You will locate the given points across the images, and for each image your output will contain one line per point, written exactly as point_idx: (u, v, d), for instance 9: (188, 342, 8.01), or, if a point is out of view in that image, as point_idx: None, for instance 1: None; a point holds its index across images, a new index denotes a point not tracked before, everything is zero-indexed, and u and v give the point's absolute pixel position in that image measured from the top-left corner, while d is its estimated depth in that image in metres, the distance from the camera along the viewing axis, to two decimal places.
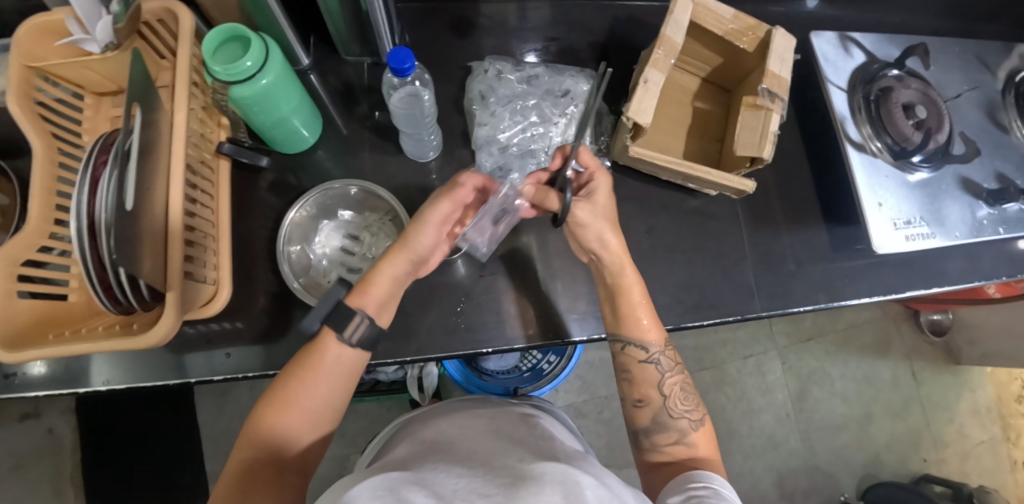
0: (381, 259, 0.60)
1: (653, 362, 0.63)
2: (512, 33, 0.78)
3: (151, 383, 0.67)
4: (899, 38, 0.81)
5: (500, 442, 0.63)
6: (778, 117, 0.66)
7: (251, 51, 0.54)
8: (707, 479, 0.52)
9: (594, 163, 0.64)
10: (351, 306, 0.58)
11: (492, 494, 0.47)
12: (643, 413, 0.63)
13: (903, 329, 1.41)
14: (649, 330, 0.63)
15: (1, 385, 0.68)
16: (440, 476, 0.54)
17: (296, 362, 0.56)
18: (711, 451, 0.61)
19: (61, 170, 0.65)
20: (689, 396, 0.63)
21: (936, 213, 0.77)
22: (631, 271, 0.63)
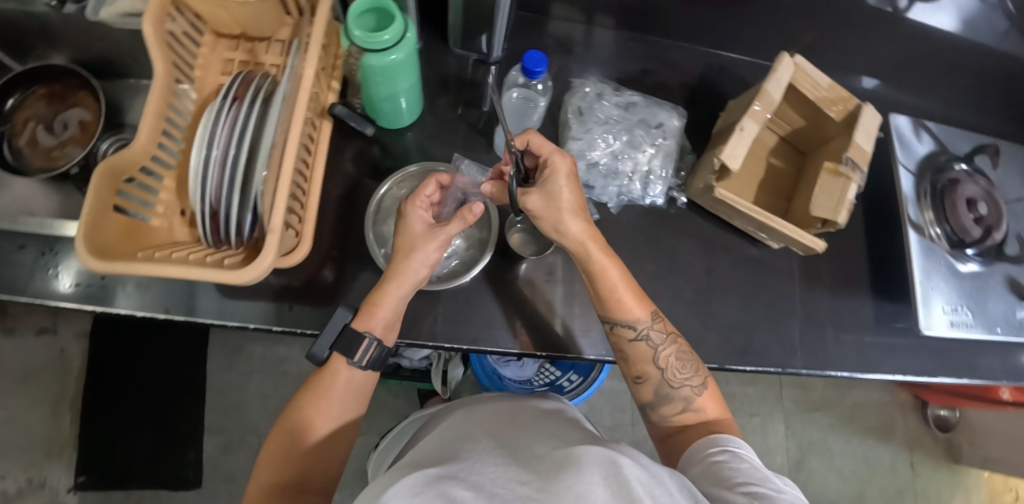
0: (382, 282, 0.61)
1: (643, 339, 0.60)
2: (610, 59, 0.82)
3: (174, 318, 0.70)
4: (970, 136, 0.85)
5: (527, 431, 0.59)
6: (856, 186, 0.69)
7: (392, 26, 0.57)
8: (725, 443, 0.52)
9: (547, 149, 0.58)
10: (358, 330, 0.59)
11: (529, 481, 0.45)
12: (645, 389, 0.61)
13: (907, 417, 1.42)
14: (630, 307, 0.60)
15: (35, 287, 0.71)
16: (479, 464, 0.50)
17: (309, 387, 0.59)
18: (720, 409, 0.59)
19: (173, 98, 0.67)
20: (687, 362, 0.60)
21: (982, 306, 0.79)
22: (597, 246, 0.59)
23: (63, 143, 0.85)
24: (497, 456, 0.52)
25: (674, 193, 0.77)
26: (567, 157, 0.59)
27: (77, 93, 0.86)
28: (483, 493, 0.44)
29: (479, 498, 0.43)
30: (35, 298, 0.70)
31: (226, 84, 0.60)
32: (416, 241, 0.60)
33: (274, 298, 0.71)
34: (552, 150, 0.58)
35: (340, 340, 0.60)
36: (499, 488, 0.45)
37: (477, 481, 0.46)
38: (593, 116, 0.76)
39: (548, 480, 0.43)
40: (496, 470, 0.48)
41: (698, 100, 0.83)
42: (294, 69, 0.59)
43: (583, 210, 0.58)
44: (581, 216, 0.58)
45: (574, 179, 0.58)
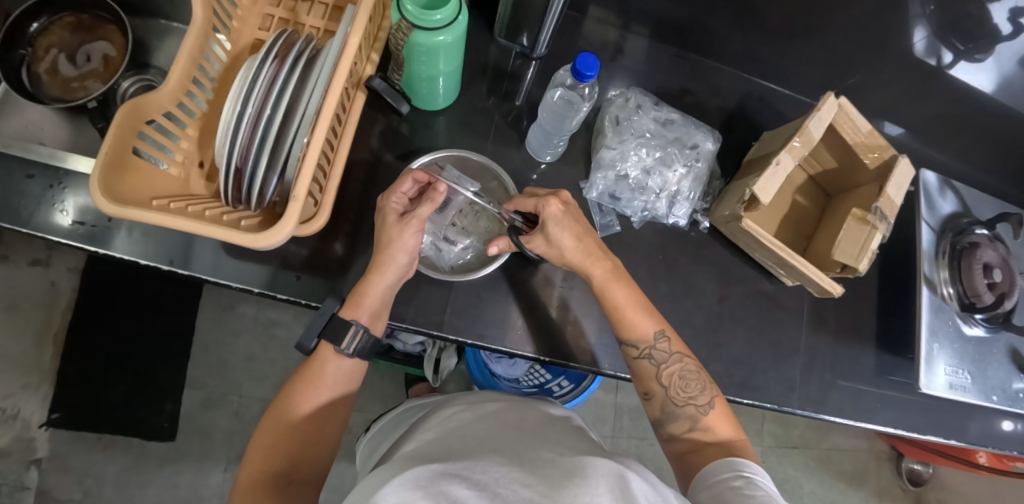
0: (369, 270, 0.60)
1: (647, 357, 0.60)
2: (652, 74, 0.82)
3: (179, 271, 0.68)
4: (993, 202, 0.85)
5: (534, 436, 0.59)
6: (881, 236, 0.69)
7: (446, 7, 0.56)
8: (743, 467, 0.51)
9: (534, 201, 0.61)
10: (344, 319, 0.58)
11: (534, 486, 0.46)
12: (653, 405, 0.61)
13: (881, 467, 1.44)
14: (635, 325, 0.61)
15: (36, 218, 0.69)
16: (482, 464, 0.51)
17: (296, 378, 0.58)
18: (732, 429, 0.58)
19: (208, 47, 0.66)
20: (692, 381, 0.60)
21: (983, 373, 0.79)
22: (603, 270, 0.61)
23: (84, 76, 0.83)
24: (498, 458, 0.53)
25: (697, 217, 0.77)
26: (553, 199, 0.61)
27: (106, 27, 0.84)
28: (485, 493, 0.45)
29: (481, 499, 0.44)
30: (37, 231, 0.68)
31: (269, 43, 0.57)
32: (398, 235, 0.59)
33: (282, 266, 0.70)
34: (538, 199, 0.61)
35: (326, 328, 0.59)
36: (502, 489, 0.46)
37: (480, 480, 0.47)
38: (630, 127, 0.75)
39: (555, 485, 0.45)
40: (499, 471, 0.49)
41: (734, 126, 0.82)
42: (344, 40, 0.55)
43: (580, 239, 0.61)
44: (580, 243, 0.61)
45: (564, 217, 0.60)
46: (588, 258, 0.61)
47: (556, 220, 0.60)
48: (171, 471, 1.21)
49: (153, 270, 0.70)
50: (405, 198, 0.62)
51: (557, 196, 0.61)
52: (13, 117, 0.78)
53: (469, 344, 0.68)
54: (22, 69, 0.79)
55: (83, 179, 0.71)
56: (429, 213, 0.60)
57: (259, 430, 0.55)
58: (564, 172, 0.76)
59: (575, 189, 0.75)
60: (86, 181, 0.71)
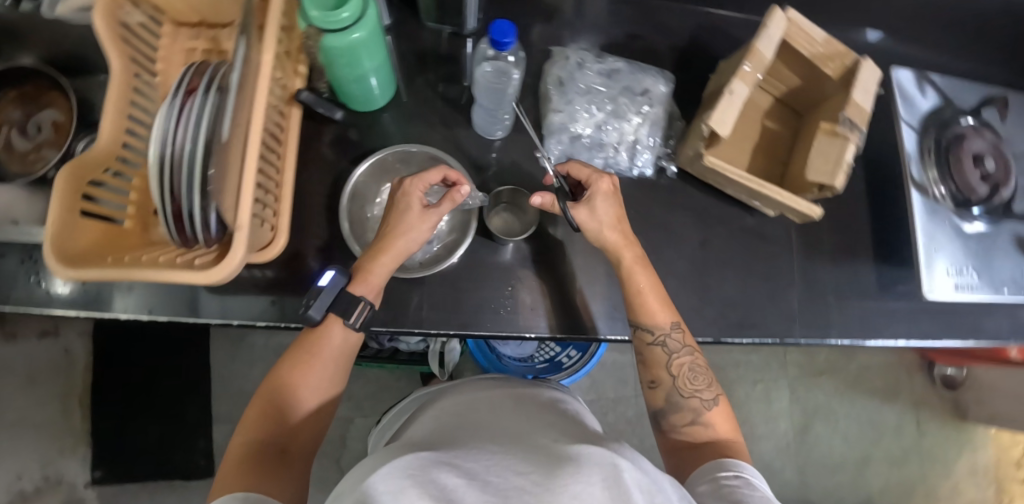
0: (382, 247, 0.60)
1: (659, 344, 0.60)
2: (594, 26, 0.77)
3: (170, 318, 0.69)
4: (980, 86, 0.80)
5: (531, 420, 0.60)
6: (855, 147, 0.65)
7: (350, 3, 0.54)
8: (739, 469, 0.51)
9: (588, 172, 0.64)
10: (354, 294, 0.59)
11: (527, 472, 0.46)
12: (657, 394, 0.61)
13: (914, 378, 1.41)
14: (654, 311, 0.61)
15: (28, 295, 0.70)
16: (473, 454, 0.51)
17: (296, 347, 0.58)
18: (731, 429, 0.59)
19: (134, 94, 0.65)
20: (700, 375, 0.60)
21: (987, 268, 0.76)
22: (633, 254, 0.62)
23: (38, 146, 0.83)
24: (492, 447, 0.53)
25: (664, 163, 0.74)
26: (605, 177, 0.63)
27: (51, 93, 0.84)
28: (475, 481, 0.45)
29: (471, 488, 0.43)
30: (19, 306, 0.69)
31: (177, 78, 0.55)
32: (417, 219, 0.62)
33: (256, 294, 0.69)
34: (593, 172, 0.63)
35: (337, 301, 0.59)
36: (494, 477, 0.46)
37: (471, 468, 0.47)
38: (575, 86, 0.73)
39: (547, 473, 0.44)
40: (492, 460, 0.49)
41: (689, 63, 0.78)
42: (241, 52, 0.51)
43: (618, 222, 0.63)
44: (619, 222, 0.63)
45: (611, 195, 0.63)
46: (612, 241, 0.62)
47: (607, 198, 0.62)
48: None
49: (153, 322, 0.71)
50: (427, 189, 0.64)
51: (610, 176, 0.64)
52: None
53: (453, 334, 0.67)
54: None
55: None
56: (446, 212, 0.63)
57: (258, 395, 0.55)
58: (519, 145, 0.73)
59: (531, 160, 0.73)
60: None
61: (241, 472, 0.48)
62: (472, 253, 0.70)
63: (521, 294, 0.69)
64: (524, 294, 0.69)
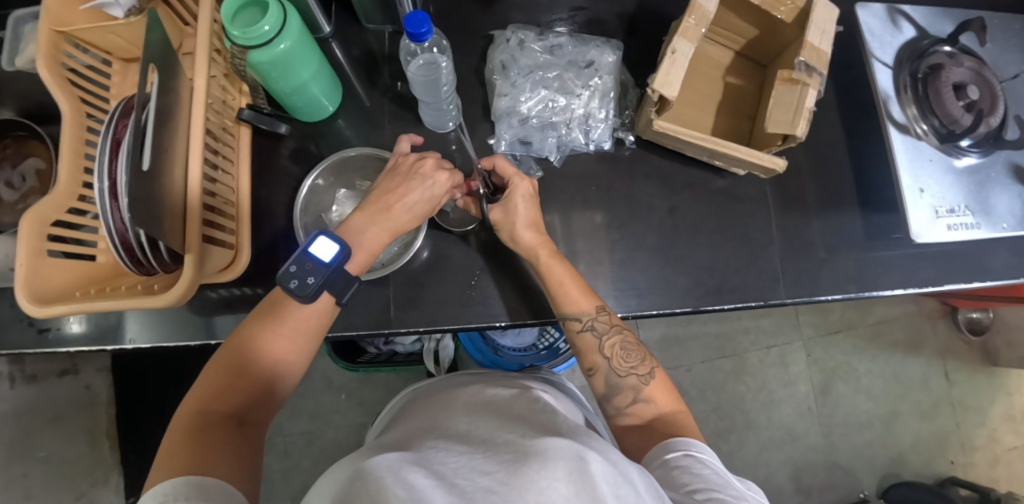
0: (385, 224, 0.61)
1: (589, 330, 0.61)
2: (537, 4, 0.76)
3: (176, 343, 0.70)
4: (954, 12, 0.75)
5: (508, 421, 0.55)
6: (816, 91, 0.62)
7: (269, 16, 0.54)
8: (689, 447, 0.51)
9: (510, 172, 0.64)
10: (349, 274, 0.59)
11: (493, 472, 0.41)
12: (597, 381, 0.61)
13: (938, 326, 1.35)
14: (576, 299, 0.62)
15: (35, 340, 0.72)
16: (442, 455, 0.46)
17: (269, 312, 0.56)
18: (671, 401, 0.58)
19: (89, 133, 0.66)
20: (632, 352, 0.60)
21: (982, 202, 0.71)
22: (547, 251, 0.63)
23: (25, 195, 0.85)
24: (459, 448, 0.48)
25: (620, 134, 0.72)
26: (525, 180, 0.64)
27: (29, 143, 0.86)
28: (444, 483, 0.40)
29: (440, 489, 0.38)
30: (15, 349, 0.72)
31: (108, 114, 0.56)
32: (425, 197, 0.63)
33: (230, 312, 0.70)
34: (514, 174, 0.64)
35: (335, 277, 0.57)
36: (461, 479, 0.40)
37: (439, 470, 0.42)
38: (519, 68, 0.72)
39: (511, 470, 0.40)
40: (459, 461, 0.44)
41: (640, 29, 0.76)
42: (159, 81, 0.50)
43: (533, 224, 0.64)
44: (532, 220, 0.64)
45: (529, 197, 0.64)
46: (518, 235, 0.63)
47: (521, 194, 0.64)
48: None
49: (159, 349, 0.72)
50: None
51: (531, 179, 0.65)
52: None
53: (422, 331, 0.67)
54: None
55: None
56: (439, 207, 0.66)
57: (220, 356, 0.54)
58: (472, 135, 0.73)
59: (485, 150, 0.73)
60: None
61: (193, 440, 0.47)
62: (436, 248, 0.69)
63: (489, 284, 0.69)
64: (492, 284, 0.69)
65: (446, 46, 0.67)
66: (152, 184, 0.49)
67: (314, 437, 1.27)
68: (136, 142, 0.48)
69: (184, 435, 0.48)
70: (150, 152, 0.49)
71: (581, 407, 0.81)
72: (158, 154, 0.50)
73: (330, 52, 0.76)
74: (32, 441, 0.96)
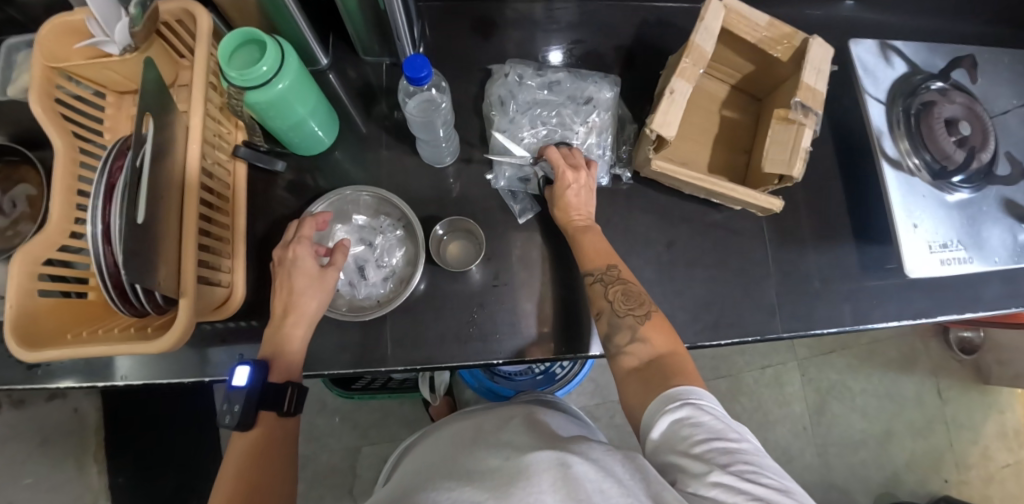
0: (283, 324, 0.60)
1: (597, 281, 0.62)
2: (533, 36, 0.76)
3: (167, 381, 0.68)
4: (945, 48, 0.76)
5: (499, 438, 0.59)
6: (812, 132, 0.63)
7: (268, 56, 0.54)
8: (686, 394, 0.49)
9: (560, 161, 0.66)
10: (277, 382, 0.57)
11: (484, 498, 0.44)
12: (601, 323, 0.61)
13: (930, 344, 1.37)
14: (591, 253, 0.64)
15: (23, 376, 0.70)
16: (435, 490, 0.48)
17: (242, 452, 0.53)
18: (669, 342, 0.56)
19: (82, 168, 0.65)
20: (632, 295, 0.60)
21: (974, 236, 0.72)
22: (579, 223, 0.66)
23: (15, 222, 0.84)
24: (448, 478, 0.50)
25: (618, 170, 0.73)
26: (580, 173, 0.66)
27: (20, 169, 0.85)
28: None
29: None
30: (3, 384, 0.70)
31: (104, 154, 0.54)
32: (311, 281, 0.61)
33: (225, 347, 0.69)
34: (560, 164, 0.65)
35: (263, 397, 0.56)
36: None
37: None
38: (517, 105, 0.72)
39: (501, 491, 0.43)
40: (451, 491, 0.46)
41: (636, 62, 0.77)
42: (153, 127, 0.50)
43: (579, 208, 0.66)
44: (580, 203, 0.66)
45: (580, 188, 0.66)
46: (568, 211, 0.66)
47: (593, 172, 0.67)
48: None
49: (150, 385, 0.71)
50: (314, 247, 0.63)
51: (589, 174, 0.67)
52: None
53: (420, 369, 0.66)
54: None
55: None
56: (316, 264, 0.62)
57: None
58: (471, 167, 0.73)
59: (483, 183, 0.72)
60: None
61: None
62: (433, 283, 0.69)
63: (487, 319, 0.68)
64: (490, 318, 0.68)
65: (445, 87, 0.67)
66: (148, 233, 0.49)
67: (307, 461, 1.26)
68: (132, 194, 0.47)
69: None
70: (146, 204, 0.48)
71: (583, 423, 0.81)
72: (154, 202, 0.50)
73: (327, 83, 0.75)
74: (20, 467, 0.95)
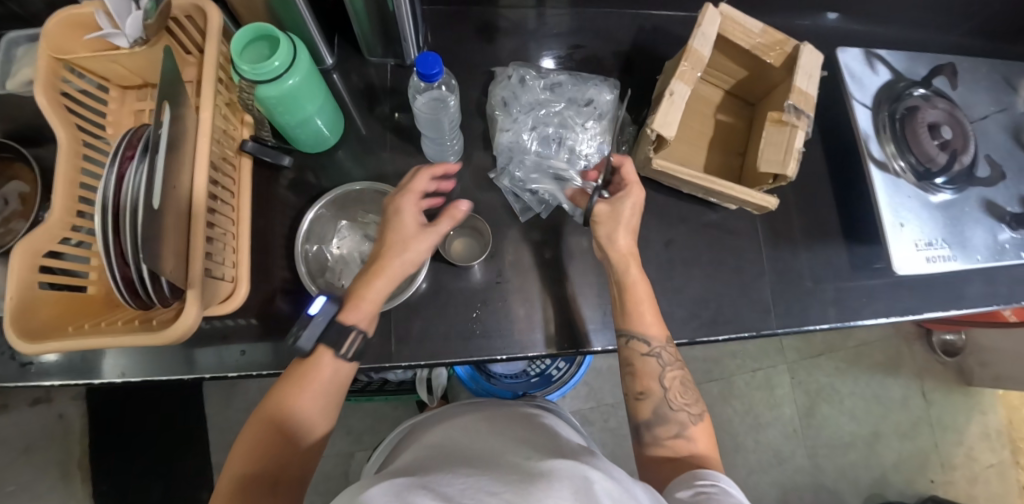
0: (370, 273, 0.60)
1: (654, 355, 0.62)
2: (535, 40, 0.79)
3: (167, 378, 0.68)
4: (926, 57, 0.80)
5: (510, 442, 0.58)
6: (804, 133, 0.66)
7: (280, 51, 0.55)
8: (714, 477, 0.52)
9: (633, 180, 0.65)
10: (347, 323, 0.58)
11: (500, 493, 0.41)
12: (644, 405, 0.61)
13: (914, 347, 1.40)
14: (650, 324, 0.62)
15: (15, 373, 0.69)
16: (447, 477, 0.46)
17: (293, 391, 0.55)
18: (711, 448, 0.59)
19: (84, 162, 0.65)
20: (689, 390, 0.62)
21: (958, 236, 0.75)
22: (637, 267, 0.64)
23: (7, 219, 0.82)
24: (461, 468, 0.49)
25: None
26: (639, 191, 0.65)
27: (13, 165, 0.84)
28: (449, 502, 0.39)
29: None
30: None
31: (114, 144, 0.55)
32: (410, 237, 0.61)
33: (225, 344, 0.69)
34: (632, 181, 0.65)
35: (324, 334, 0.57)
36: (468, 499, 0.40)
37: (446, 492, 0.41)
38: (520, 105, 0.74)
39: (520, 487, 0.41)
40: (466, 480, 0.44)
41: (634, 66, 0.79)
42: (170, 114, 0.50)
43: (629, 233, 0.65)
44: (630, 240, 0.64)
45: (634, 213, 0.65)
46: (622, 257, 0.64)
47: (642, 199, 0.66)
48: None
49: (148, 383, 0.70)
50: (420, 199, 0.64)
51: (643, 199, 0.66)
52: None
53: (423, 365, 0.67)
54: None
55: None
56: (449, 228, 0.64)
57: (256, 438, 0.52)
58: (473, 167, 0.74)
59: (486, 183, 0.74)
60: None
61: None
62: (436, 280, 0.70)
63: (490, 315, 0.69)
64: (493, 315, 0.69)
65: (454, 86, 0.68)
66: (161, 220, 0.49)
67: None
68: (148, 179, 0.48)
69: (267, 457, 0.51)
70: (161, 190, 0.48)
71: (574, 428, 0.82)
72: (167, 189, 0.50)
73: (331, 83, 0.76)
74: None
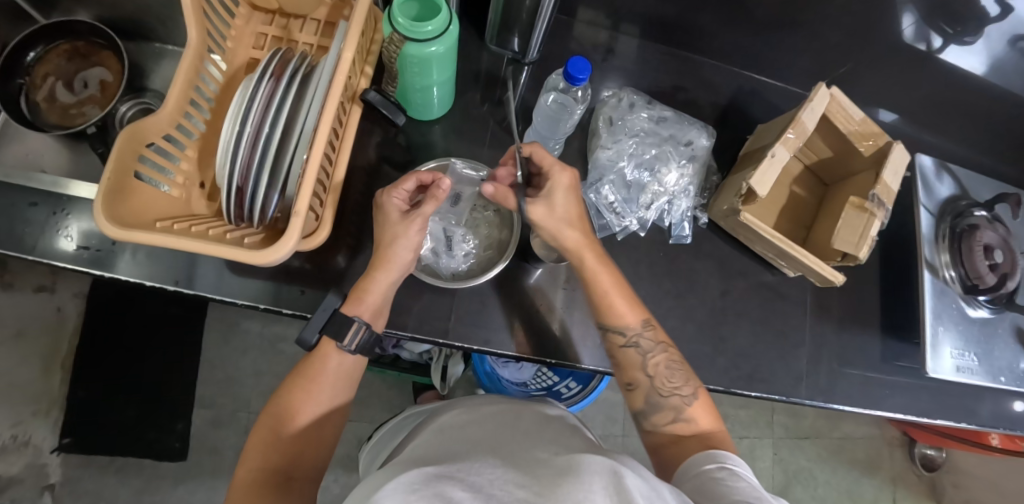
0: (373, 268, 0.60)
1: (631, 345, 0.61)
2: (643, 71, 0.83)
3: (218, 298, 0.68)
4: (990, 184, 0.86)
5: (531, 427, 0.54)
6: (880, 223, 0.69)
7: (437, 18, 0.57)
8: (723, 459, 0.51)
9: (549, 162, 0.61)
10: (346, 315, 0.58)
11: (528, 484, 0.39)
12: (636, 396, 0.61)
13: (895, 453, 1.44)
14: (621, 313, 0.61)
15: (27, 246, 0.68)
16: (470, 461, 0.44)
17: (295, 376, 0.57)
18: (713, 422, 0.59)
19: (203, 67, 0.65)
20: (677, 372, 0.61)
21: (988, 355, 0.78)
22: (592, 253, 0.61)
23: (82, 102, 0.80)
24: (485, 452, 0.47)
25: (696, 212, 0.78)
26: (564, 172, 0.61)
27: (102, 53, 0.80)
28: (479, 494, 0.37)
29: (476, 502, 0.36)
30: (20, 252, 0.68)
31: (265, 62, 0.58)
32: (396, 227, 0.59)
33: (287, 280, 0.69)
34: (552, 166, 0.61)
35: (328, 324, 0.58)
36: (497, 490, 0.38)
37: (474, 481, 0.39)
38: (624, 128, 0.78)
39: (547, 484, 0.38)
40: (495, 469, 0.41)
41: (728, 120, 0.83)
42: (343, 56, 0.56)
43: (578, 220, 0.61)
44: (577, 225, 0.61)
45: (571, 189, 0.61)
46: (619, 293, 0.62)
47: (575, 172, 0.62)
48: (184, 491, 1.18)
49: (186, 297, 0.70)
50: (407, 195, 0.63)
51: (571, 170, 0.61)
52: (11, 145, 0.74)
53: (475, 350, 0.69)
54: (19, 98, 0.77)
55: (85, 204, 0.70)
56: (432, 210, 0.60)
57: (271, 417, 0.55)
58: None
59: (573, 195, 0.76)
60: (88, 206, 0.70)
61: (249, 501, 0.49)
62: (505, 270, 0.72)
63: (545, 317, 0.71)
64: (549, 317, 0.72)
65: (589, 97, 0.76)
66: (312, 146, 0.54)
67: None
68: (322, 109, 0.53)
69: (278, 438, 0.54)
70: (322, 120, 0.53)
71: None
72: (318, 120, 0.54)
73: None
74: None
